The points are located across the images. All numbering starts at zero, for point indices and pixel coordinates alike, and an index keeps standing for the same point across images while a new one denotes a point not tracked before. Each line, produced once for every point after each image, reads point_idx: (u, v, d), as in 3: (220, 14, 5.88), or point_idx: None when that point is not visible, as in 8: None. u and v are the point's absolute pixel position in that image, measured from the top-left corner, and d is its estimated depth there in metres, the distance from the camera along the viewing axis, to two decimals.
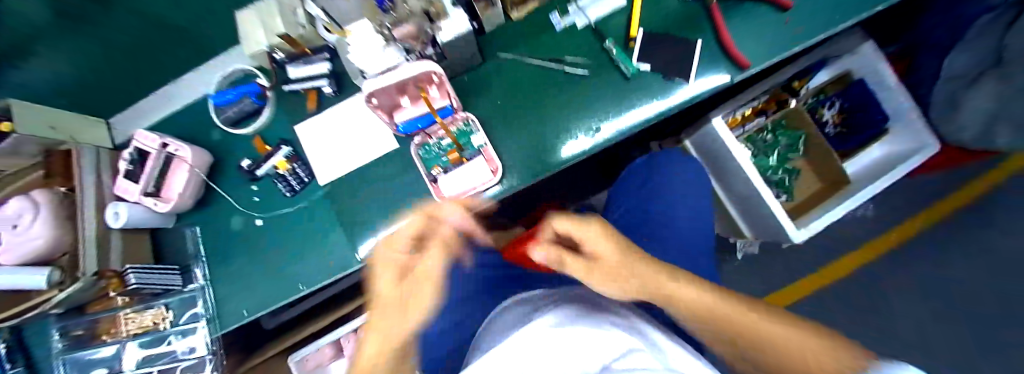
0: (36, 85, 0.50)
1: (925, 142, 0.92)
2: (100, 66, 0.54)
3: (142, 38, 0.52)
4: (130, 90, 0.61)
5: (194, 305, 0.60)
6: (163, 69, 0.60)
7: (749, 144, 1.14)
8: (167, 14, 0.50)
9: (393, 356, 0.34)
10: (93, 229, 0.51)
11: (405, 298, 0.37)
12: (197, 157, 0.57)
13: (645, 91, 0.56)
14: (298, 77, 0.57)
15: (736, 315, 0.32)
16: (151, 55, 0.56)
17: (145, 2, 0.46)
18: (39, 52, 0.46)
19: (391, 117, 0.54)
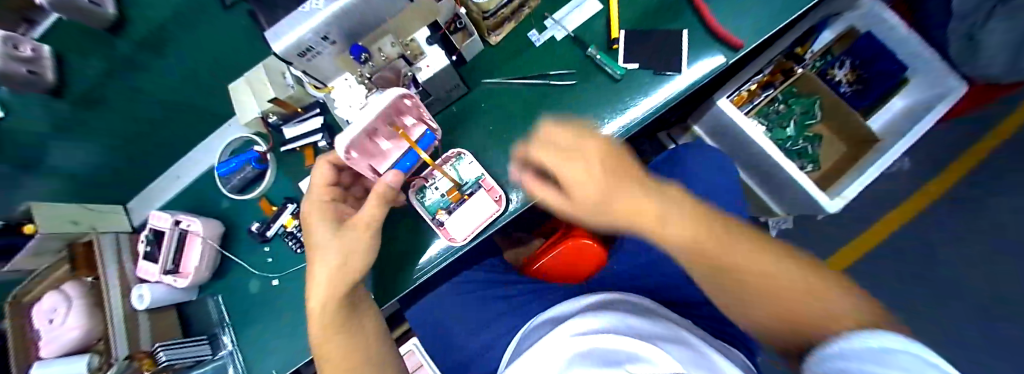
0: (70, 186, 0.57)
1: (951, 86, 0.90)
2: (109, 168, 0.61)
3: (141, 126, 0.59)
4: (139, 180, 0.67)
5: (226, 371, 0.61)
6: (169, 148, 0.66)
7: (762, 118, 1.08)
8: (152, 107, 0.58)
9: (332, 298, 0.47)
10: (119, 311, 0.53)
11: (333, 249, 0.47)
12: (208, 230, 0.59)
13: (637, 90, 0.55)
14: (292, 137, 0.58)
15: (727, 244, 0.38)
16: (156, 139, 0.63)
17: (131, 89, 0.53)
18: (53, 158, 0.53)
19: (377, 170, 0.52)
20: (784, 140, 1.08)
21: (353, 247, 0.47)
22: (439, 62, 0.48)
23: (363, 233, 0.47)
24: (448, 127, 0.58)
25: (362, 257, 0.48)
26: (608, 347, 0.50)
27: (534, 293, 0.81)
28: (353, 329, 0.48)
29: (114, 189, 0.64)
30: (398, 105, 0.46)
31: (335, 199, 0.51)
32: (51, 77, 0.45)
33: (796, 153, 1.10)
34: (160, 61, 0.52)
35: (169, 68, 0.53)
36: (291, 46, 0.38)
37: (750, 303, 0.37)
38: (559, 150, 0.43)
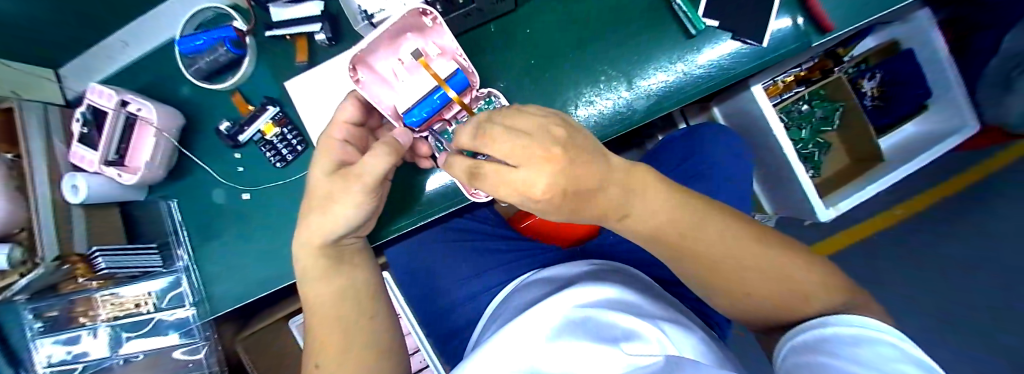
0: None
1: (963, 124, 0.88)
2: (36, 23, 0.43)
3: None
4: (73, 43, 0.49)
5: (179, 285, 0.53)
6: (119, 10, 0.47)
7: (783, 115, 1.04)
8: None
9: (326, 248, 0.41)
10: (47, 198, 0.43)
11: (330, 193, 0.39)
12: (163, 119, 0.48)
13: (707, 52, 0.48)
14: (282, 21, 0.46)
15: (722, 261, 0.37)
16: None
17: None
18: None
19: (395, 110, 0.45)
20: (797, 142, 1.05)
21: (346, 202, 0.38)
22: None
23: (359, 187, 0.37)
24: (477, 51, 0.48)
25: (354, 208, 0.38)
26: (607, 317, 0.47)
27: (525, 253, 0.75)
28: (348, 281, 0.43)
29: (34, 49, 0.46)
30: (414, 21, 0.39)
31: (348, 141, 0.42)
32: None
33: (804, 157, 1.06)
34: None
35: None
36: None
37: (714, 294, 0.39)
38: (522, 149, 0.28)
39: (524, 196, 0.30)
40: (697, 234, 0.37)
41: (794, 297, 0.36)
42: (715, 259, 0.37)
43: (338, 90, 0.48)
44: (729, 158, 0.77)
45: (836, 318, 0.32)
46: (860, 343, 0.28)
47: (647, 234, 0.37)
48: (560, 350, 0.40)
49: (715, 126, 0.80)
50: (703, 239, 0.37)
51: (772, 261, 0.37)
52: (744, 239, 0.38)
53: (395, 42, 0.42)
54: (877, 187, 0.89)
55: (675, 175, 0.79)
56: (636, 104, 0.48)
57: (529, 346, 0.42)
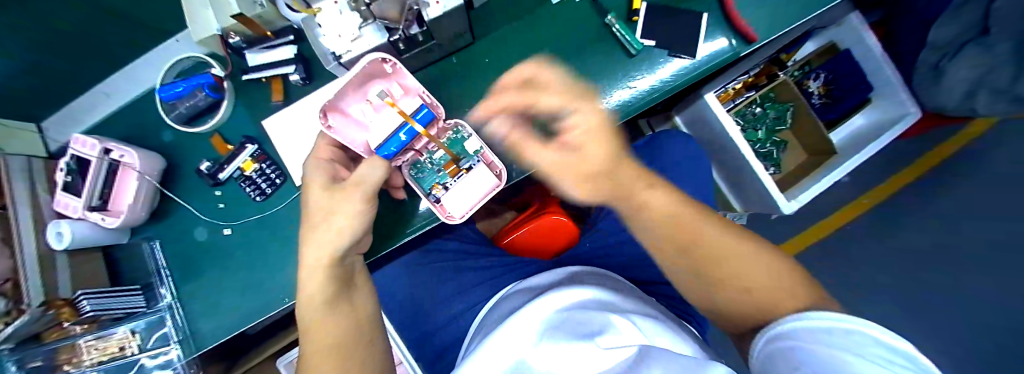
0: None
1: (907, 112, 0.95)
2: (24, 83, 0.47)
3: (78, 32, 0.46)
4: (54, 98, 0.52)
5: (163, 325, 0.54)
6: (102, 64, 0.52)
7: (738, 118, 1.12)
8: (85, 13, 0.44)
9: (330, 264, 0.43)
10: (32, 250, 0.44)
11: (330, 208, 0.42)
12: (146, 163, 0.50)
13: (650, 68, 0.53)
14: (256, 65, 0.50)
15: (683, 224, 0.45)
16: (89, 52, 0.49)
17: None
18: None
19: (368, 147, 0.48)
20: (754, 142, 1.13)
21: (351, 213, 0.42)
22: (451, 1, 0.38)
23: (360, 197, 0.42)
24: (442, 80, 0.52)
25: (351, 225, 0.42)
26: (587, 317, 0.50)
27: (507, 267, 0.78)
28: (349, 299, 0.45)
29: (22, 103, 0.50)
30: (375, 68, 0.43)
31: (333, 160, 0.46)
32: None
33: (762, 156, 1.14)
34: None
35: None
36: None
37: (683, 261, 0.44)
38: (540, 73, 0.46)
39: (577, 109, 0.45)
40: (688, 222, 0.45)
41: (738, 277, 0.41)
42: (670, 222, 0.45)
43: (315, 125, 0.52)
44: (688, 163, 0.83)
45: (808, 313, 0.34)
46: (824, 336, 0.30)
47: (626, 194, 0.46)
48: (549, 349, 0.42)
49: (678, 135, 0.86)
50: (694, 228, 0.44)
51: (744, 258, 0.42)
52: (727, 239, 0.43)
53: (362, 87, 0.47)
54: (836, 175, 0.95)
55: None
56: None
57: (518, 350, 0.45)
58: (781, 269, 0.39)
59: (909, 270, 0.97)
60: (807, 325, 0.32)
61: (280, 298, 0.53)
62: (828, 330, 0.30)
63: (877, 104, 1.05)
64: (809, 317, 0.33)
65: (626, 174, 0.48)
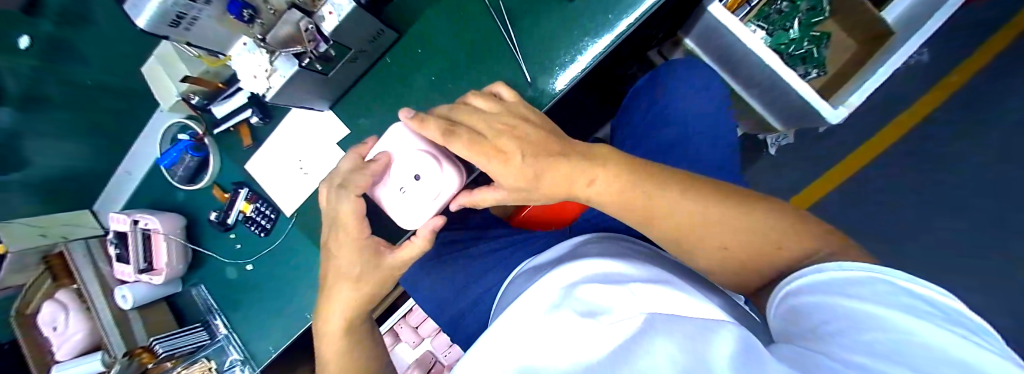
0: (51, 171, 0.59)
1: None
2: (84, 165, 0.62)
3: (93, 106, 0.58)
4: (107, 175, 0.66)
5: (227, 352, 0.62)
6: (126, 132, 0.63)
7: (760, 22, 0.93)
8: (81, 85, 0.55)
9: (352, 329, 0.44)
10: (105, 307, 0.57)
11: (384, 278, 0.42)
12: (167, 224, 0.58)
13: (595, 10, 0.46)
14: (224, 116, 0.53)
15: (655, 205, 0.37)
16: (111, 122, 0.60)
17: (76, 67, 0.53)
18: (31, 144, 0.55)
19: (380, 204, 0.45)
20: (787, 45, 0.92)
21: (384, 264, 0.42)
22: (343, 7, 0.37)
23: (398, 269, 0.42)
24: (382, 86, 0.52)
25: (382, 282, 0.42)
26: (602, 286, 0.36)
27: (517, 244, 0.76)
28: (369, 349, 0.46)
29: (89, 182, 0.64)
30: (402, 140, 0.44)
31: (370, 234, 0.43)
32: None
33: (800, 59, 0.94)
34: (75, 58, 0.52)
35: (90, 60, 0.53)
36: (155, 16, 0.31)
37: (665, 232, 0.38)
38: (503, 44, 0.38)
39: (499, 156, 0.37)
40: (664, 202, 0.37)
41: (710, 242, 0.37)
42: (633, 203, 0.37)
43: (289, 157, 0.54)
44: (692, 93, 0.71)
45: (834, 265, 0.27)
46: (860, 291, 0.24)
47: (590, 184, 0.38)
48: (541, 328, 0.30)
49: (693, 62, 0.73)
50: (667, 201, 0.37)
51: (723, 217, 0.36)
52: (694, 198, 0.37)
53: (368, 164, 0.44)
54: (885, 71, 0.77)
55: (641, 126, 0.74)
56: (538, 85, 0.48)
57: (508, 327, 0.33)
58: (759, 231, 0.35)
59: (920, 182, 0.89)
60: (828, 279, 0.26)
61: (304, 317, 0.58)
62: (862, 284, 0.24)
63: None
64: (833, 269, 0.26)
65: (573, 153, 0.38)
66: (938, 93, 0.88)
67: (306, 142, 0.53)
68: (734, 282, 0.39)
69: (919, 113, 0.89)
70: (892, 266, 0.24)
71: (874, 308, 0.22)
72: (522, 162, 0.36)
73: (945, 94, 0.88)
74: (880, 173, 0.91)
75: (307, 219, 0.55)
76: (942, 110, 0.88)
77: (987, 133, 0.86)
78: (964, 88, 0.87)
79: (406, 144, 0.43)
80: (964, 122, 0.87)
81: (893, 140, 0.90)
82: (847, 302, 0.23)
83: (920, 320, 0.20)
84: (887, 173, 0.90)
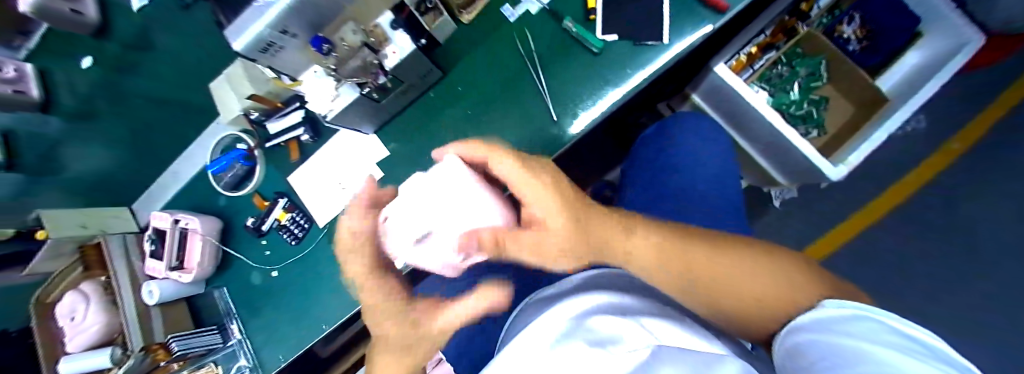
0: (91, 173, 0.63)
1: (968, 36, 0.78)
2: (123, 169, 0.66)
3: (144, 119, 0.63)
4: (148, 176, 0.70)
5: (237, 358, 0.64)
6: (170, 141, 0.68)
7: (763, 83, 1.01)
8: (138, 102, 0.60)
9: None
10: (132, 306, 0.58)
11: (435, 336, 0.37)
12: (206, 226, 0.61)
13: (617, 64, 0.53)
14: (277, 132, 0.59)
15: (690, 259, 0.37)
16: (157, 131, 0.65)
17: (138, 85, 0.58)
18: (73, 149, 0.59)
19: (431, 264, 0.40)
20: (788, 105, 1.01)
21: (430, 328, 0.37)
22: (405, 48, 0.44)
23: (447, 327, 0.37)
24: (422, 115, 0.58)
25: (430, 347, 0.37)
26: (610, 319, 0.36)
27: None
28: None
29: (129, 183, 0.69)
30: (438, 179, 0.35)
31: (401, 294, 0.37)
32: (34, 94, 0.50)
33: (800, 119, 1.02)
34: (128, 76, 0.56)
35: (139, 78, 0.57)
36: (250, 42, 0.37)
37: (702, 289, 0.38)
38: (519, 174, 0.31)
39: (545, 193, 0.29)
40: (693, 252, 0.37)
41: (737, 292, 0.37)
42: (676, 260, 0.36)
43: (330, 172, 0.59)
44: (698, 142, 0.77)
45: (826, 303, 0.32)
46: (848, 328, 0.29)
47: (647, 249, 0.35)
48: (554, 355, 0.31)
49: (699, 115, 0.80)
50: (695, 255, 0.37)
51: (742, 262, 0.38)
52: (725, 250, 0.39)
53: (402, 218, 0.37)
54: (883, 133, 0.83)
55: (651, 169, 0.79)
56: (563, 124, 0.54)
57: (526, 352, 0.34)
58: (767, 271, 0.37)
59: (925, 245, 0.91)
60: (820, 316, 0.31)
61: (321, 326, 0.60)
62: (850, 317, 0.30)
63: (932, 33, 0.87)
64: (830, 307, 0.31)
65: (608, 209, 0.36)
66: (939, 158, 0.91)
67: (349, 160, 0.59)
68: (753, 326, 0.39)
69: (919, 178, 0.92)
70: (875, 309, 0.30)
71: (861, 339, 0.27)
72: (567, 199, 0.31)
73: (946, 159, 0.91)
74: (881, 231, 0.94)
75: (338, 231, 0.59)
76: (942, 176, 0.91)
77: (991, 201, 0.88)
78: (964, 154, 0.90)
79: (447, 182, 0.32)
80: (972, 185, 0.90)
81: (893, 201, 0.94)
82: (839, 331, 0.29)
83: (899, 352, 0.26)
84: (887, 233, 0.93)
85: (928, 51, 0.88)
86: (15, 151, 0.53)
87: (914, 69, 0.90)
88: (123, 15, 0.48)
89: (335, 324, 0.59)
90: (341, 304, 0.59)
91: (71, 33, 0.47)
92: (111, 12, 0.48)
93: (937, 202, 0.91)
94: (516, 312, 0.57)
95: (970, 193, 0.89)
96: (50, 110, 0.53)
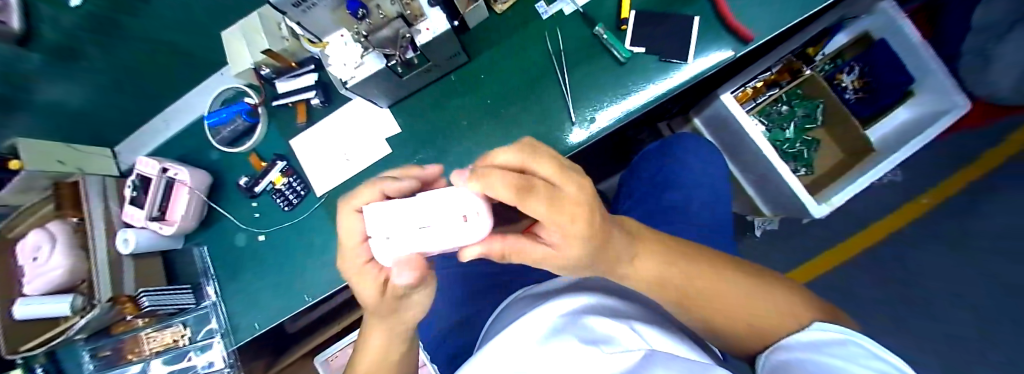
0: (67, 105, 0.55)
1: (953, 102, 0.83)
2: (106, 104, 0.59)
3: (143, 61, 0.55)
4: (134, 113, 0.63)
5: (209, 321, 0.62)
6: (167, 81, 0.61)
7: (762, 117, 1.05)
8: (143, 44, 0.52)
9: None
10: (105, 253, 0.54)
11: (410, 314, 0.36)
12: (196, 179, 0.58)
13: (640, 76, 0.54)
14: (285, 91, 0.57)
15: (698, 283, 0.38)
16: (154, 72, 0.58)
17: (145, 28, 0.50)
18: (52, 82, 0.50)
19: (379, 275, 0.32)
20: (782, 142, 1.05)
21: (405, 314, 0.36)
22: (439, 26, 0.43)
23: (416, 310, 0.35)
24: (440, 97, 0.57)
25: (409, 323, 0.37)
26: (604, 319, 0.36)
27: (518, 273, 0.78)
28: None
29: (110, 119, 0.62)
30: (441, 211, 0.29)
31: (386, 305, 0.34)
32: (14, 25, 0.41)
33: (792, 156, 1.06)
34: (130, 19, 0.47)
35: (140, 26, 0.49)
36: None
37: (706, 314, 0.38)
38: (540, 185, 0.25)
39: (569, 218, 0.25)
40: (700, 279, 0.38)
41: (740, 315, 0.38)
42: (682, 283, 0.37)
43: (335, 141, 0.57)
44: (698, 165, 0.79)
45: (812, 326, 0.35)
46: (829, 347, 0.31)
47: (656, 276, 0.36)
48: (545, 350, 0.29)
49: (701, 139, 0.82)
50: (703, 280, 0.38)
51: (746, 287, 0.40)
52: (720, 277, 0.39)
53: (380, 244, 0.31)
54: (865, 180, 0.87)
55: (650, 184, 0.80)
56: (581, 127, 0.54)
57: (522, 342, 0.33)
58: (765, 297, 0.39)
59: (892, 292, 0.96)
60: (803, 338, 0.33)
61: (304, 298, 0.58)
62: (836, 342, 0.31)
63: (922, 93, 0.92)
64: (814, 331, 0.34)
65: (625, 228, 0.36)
66: (913, 210, 0.96)
67: (357, 132, 0.57)
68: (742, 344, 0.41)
69: (893, 227, 0.98)
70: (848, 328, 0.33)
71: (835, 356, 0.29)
72: (592, 223, 0.26)
73: (919, 212, 0.96)
74: (852, 274, 0.99)
75: (336, 203, 0.58)
76: (915, 228, 0.96)
77: None
78: (939, 206, 0.94)
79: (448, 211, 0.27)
80: (948, 236, 0.92)
81: (865, 246, 0.99)
82: (819, 351, 0.31)
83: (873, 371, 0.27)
84: (857, 275, 0.98)
85: (918, 109, 0.93)
86: None
87: (903, 124, 0.94)
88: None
89: (319, 297, 0.58)
90: (328, 278, 0.58)
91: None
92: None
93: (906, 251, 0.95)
94: (502, 309, 0.57)
95: (948, 244, 0.91)
96: (29, 44, 0.44)
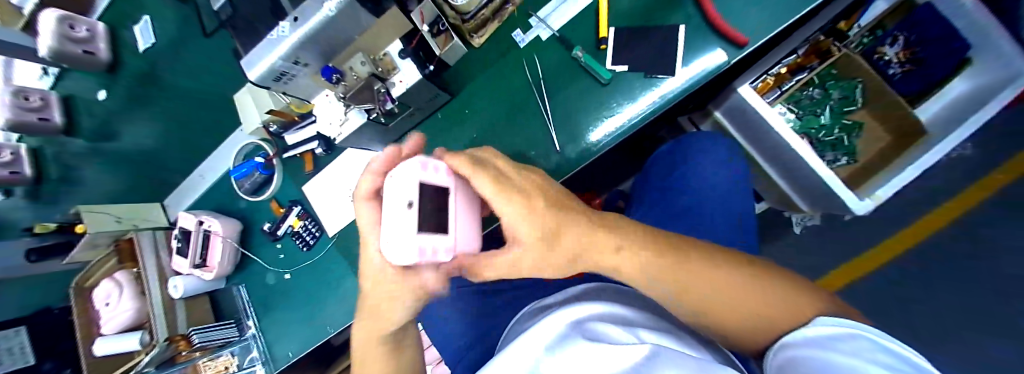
0: (138, 155, 0.69)
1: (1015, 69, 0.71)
2: (167, 153, 0.72)
3: (185, 116, 0.67)
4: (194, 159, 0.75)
5: (251, 350, 0.68)
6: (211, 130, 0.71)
7: (792, 105, 0.96)
8: (178, 100, 0.64)
9: None
10: (158, 298, 0.64)
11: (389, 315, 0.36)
12: (226, 228, 0.65)
13: (624, 95, 0.52)
14: (294, 143, 0.62)
15: (690, 270, 0.34)
16: (197, 121, 0.69)
17: (176, 85, 0.61)
18: (121, 138, 0.65)
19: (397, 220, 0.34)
20: (817, 129, 0.96)
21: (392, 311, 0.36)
22: (411, 76, 0.45)
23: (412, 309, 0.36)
24: (431, 135, 0.59)
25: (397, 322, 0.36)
26: (609, 325, 0.35)
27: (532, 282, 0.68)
28: None
29: (174, 165, 0.74)
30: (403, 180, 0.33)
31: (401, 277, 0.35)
32: (57, 120, 0.60)
33: (830, 145, 0.97)
34: (162, 85, 0.61)
35: (173, 87, 0.62)
36: (265, 71, 0.39)
37: (711, 311, 0.34)
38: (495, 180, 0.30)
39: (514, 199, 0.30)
40: (694, 268, 0.34)
41: (751, 321, 0.33)
42: (684, 276, 0.33)
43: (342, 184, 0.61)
44: (714, 166, 0.71)
45: (817, 321, 0.30)
46: (842, 345, 0.26)
47: (648, 275, 0.33)
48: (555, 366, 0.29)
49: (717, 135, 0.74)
50: (701, 272, 0.34)
51: (749, 287, 0.34)
52: (718, 266, 0.34)
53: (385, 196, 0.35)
54: (914, 171, 0.77)
55: (662, 189, 0.75)
56: (568, 153, 0.53)
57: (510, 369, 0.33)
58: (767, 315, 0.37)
59: (954, 286, 0.88)
60: (813, 333, 0.29)
61: (327, 329, 0.63)
62: (847, 336, 0.27)
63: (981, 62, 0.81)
64: (823, 324, 0.29)
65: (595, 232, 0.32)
66: (980, 189, 0.88)
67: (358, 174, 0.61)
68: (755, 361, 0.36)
69: (951, 214, 0.89)
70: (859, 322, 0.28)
71: (849, 355, 0.25)
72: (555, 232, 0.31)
73: (985, 192, 0.88)
74: (904, 267, 0.91)
75: (346, 241, 0.62)
76: (975, 211, 0.88)
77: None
78: (995, 193, 0.87)
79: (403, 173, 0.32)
80: None
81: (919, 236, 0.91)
82: (826, 348, 0.27)
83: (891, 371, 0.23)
84: (910, 268, 0.91)
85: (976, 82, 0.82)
86: (40, 166, 0.63)
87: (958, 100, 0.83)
88: (130, 53, 0.57)
89: (339, 328, 0.62)
90: (345, 310, 0.62)
91: (88, 71, 0.57)
92: (122, 50, 0.57)
93: (962, 243, 0.89)
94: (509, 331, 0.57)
95: None
96: (72, 133, 0.62)
